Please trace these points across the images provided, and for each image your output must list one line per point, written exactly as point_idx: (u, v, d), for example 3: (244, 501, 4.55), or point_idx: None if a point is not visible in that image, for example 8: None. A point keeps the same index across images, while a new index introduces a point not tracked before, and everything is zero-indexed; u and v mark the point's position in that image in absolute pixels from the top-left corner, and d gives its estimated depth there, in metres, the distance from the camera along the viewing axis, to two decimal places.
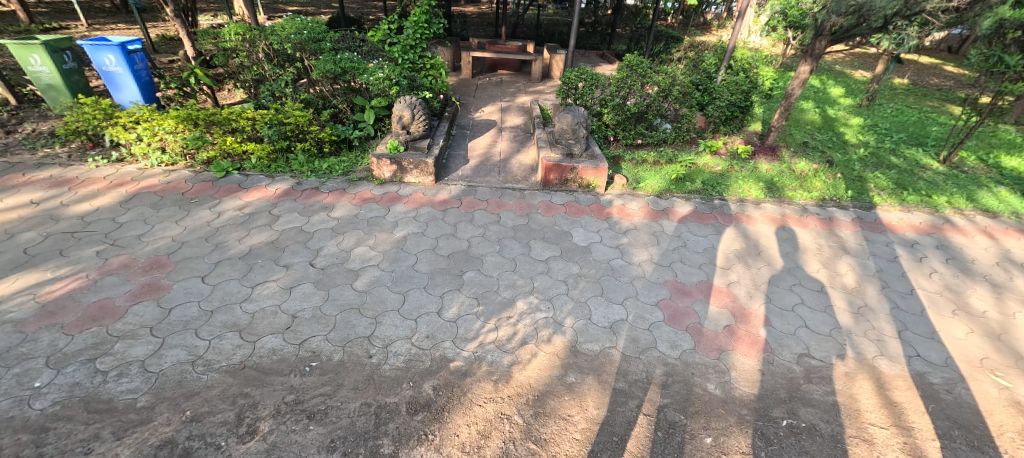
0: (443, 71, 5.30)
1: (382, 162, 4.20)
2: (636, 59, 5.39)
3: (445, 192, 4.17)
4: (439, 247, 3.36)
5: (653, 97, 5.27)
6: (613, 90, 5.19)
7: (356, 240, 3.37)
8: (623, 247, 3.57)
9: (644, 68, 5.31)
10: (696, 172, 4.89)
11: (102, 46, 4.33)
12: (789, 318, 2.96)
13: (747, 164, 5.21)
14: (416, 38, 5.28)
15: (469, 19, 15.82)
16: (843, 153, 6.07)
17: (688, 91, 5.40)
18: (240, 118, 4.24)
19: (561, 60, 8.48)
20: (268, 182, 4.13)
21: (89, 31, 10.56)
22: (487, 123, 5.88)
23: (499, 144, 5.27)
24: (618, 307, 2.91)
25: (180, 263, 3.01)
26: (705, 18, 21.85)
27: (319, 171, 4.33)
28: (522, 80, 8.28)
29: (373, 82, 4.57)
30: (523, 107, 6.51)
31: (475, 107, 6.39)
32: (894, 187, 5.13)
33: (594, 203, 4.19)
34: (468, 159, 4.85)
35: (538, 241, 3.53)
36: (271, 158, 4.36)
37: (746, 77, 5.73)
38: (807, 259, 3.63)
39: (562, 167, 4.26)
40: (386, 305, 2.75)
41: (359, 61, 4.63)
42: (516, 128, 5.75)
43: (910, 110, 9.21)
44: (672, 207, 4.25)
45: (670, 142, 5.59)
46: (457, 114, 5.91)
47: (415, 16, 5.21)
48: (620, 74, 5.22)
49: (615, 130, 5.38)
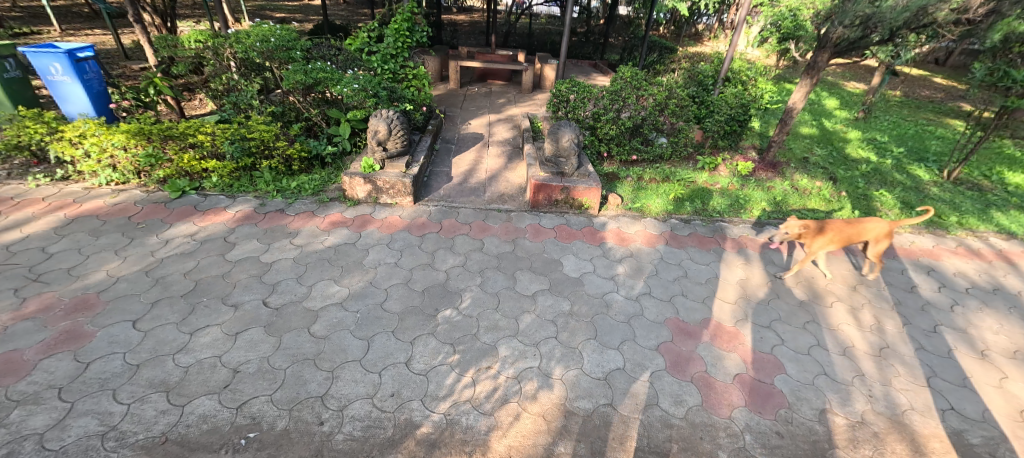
0: (426, 81, 4.99)
1: (355, 181, 3.83)
2: (630, 70, 5.12)
3: (424, 214, 3.81)
4: (413, 280, 3.00)
5: (649, 110, 4.98)
6: (606, 103, 4.89)
7: (320, 273, 2.99)
8: (618, 278, 3.23)
9: (639, 80, 5.03)
10: (694, 191, 4.60)
11: (47, 53, 3.95)
12: (806, 364, 2.63)
13: (748, 182, 4.95)
14: (396, 47, 4.96)
15: (462, 28, 15.61)
16: (845, 169, 5.85)
17: (685, 104, 5.13)
18: (198, 133, 3.85)
19: (552, 71, 8.23)
20: (228, 203, 3.75)
21: (62, 37, 10.14)
22: (474, 137, 5.55)
23: (485, 160, 4.94)
24: (614, 353, 2.55)
25: (111, 303, 2.61)
26: (698, 29, 21.93)
27: (286, 191, 3.97)
28: (512, 90, 8.01)
29: (347, 94, 4.20)
30: (512, 119, 6.20)
31: (462, 119, 6.07)
32: (902, 206, 4.88)
33: (586, 226, 3.87)
34: (451, 176, 4.52)
35: (524, 272, 3.19)
36: (234, 177, 3.99)
37: (744, 90, 5.49)
38: (819, 291, 3.32)
39: (552, 187, 3.93)
40: (346, 355, 2.38)
41: (333, 71, 4.28)
42: (505, 143, 5.44)
43: (906, 123, 9.11)
44: (669, 231, 3.94)
45: (667, 158, 5.30)
46: (442, 128, 5.59)
47: (395, 23, 4.92)
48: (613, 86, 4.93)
49: (609, 145, 5.08)
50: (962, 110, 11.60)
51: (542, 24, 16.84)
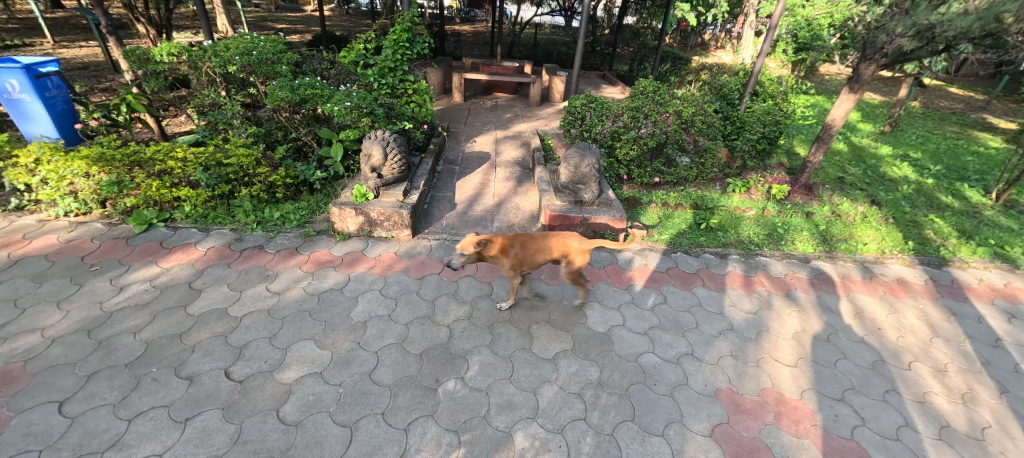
0: (428, 97, 4.55)
1: (345, 213, 3.35)
2: (651, 84, 4.65)
3: (424, 251, 3.32)
4: (410, 340, 2.50)
5: (673, 128, 4.52)
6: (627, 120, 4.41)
7: (298, 329, 2.50)
8: (653, 332, 2.72)
9: (661, 95, 4.57)
10: (727, 220, 4.12)
11: (3, 69, 3.53)
12: (899, 454, 2.10)
13: (784, 207, 4.49)
14: (395, 59, 4.51)
15: (465, 39, 15.31)
16: (885, 190, 5.37)
17: (712, 122, 4.67)
18: (168, 158, 3.39)
19: (562, 83, 7.80)
20: (200, 238, 3.29)
21: (54, 49, 9.85)
22: (479, 157, 5.09)
23: (493, 184, 4.47)
24: (660, 442, 2.04)
25: (39, 375, 2.12)
26: (705, 39, 21.60)
27: (268, 222, 3.50)
28: (519, 103, 7.58)
29: (338, 112, 3.71)
30: (521, 136, 5.75)
31: (466, 136, 5.62)
32: (958, 234, 4.38)
33: (610, 264, 3.38)
34: (455, 203, 4.05)
35: (542, 326, 2.68)
36: (209, 206, 3.53)
37: (775, 105, 5.03)
38: (890, 347, 2.80)
39: (570, 219, 3.44)
40: (322, 451, 1.87)
41: (323, 87, 3.81)
42: (514, 163, 4.97)
43: (935, 136, 8.62)
44: (705, 269, 3.44)
45: (692, 179, 4.82)
46: (444, 147, 5.14)
47: (394, 34, 4.48)
48: (633, 102, 4.47)
49: (629, 167, 4.57)
50: (987, 122, 11.14)
51: (547, 34, 16.52)
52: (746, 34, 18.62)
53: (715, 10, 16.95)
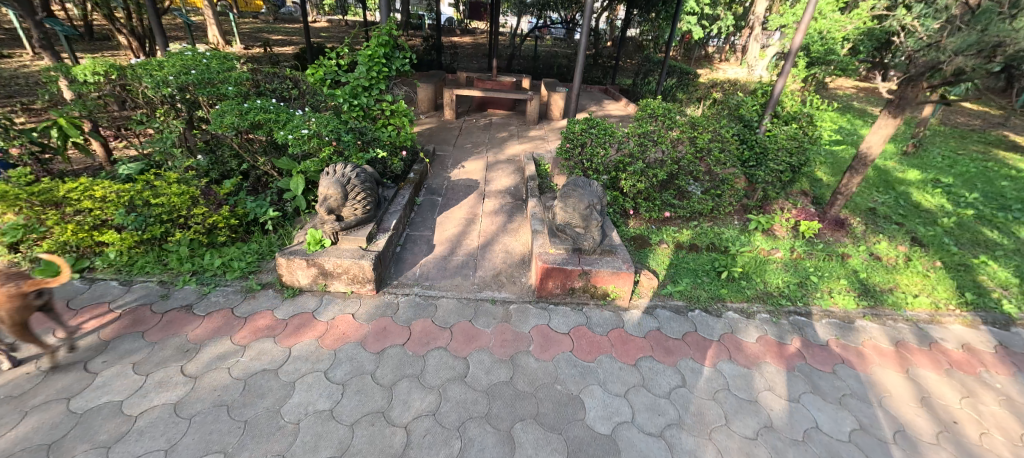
0: (406, 120, 4.03)
1: (294, 264, 2.77)
2: (660, 106, 4.10)
3: (389, 312, 2.74)
4: (352, 451, 1.90)
5: (686, 156, 3.95)
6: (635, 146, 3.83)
7: (207, 435, 1.91)
8: (672, 434, 2.11)
9: (672, 119, 4.02)
10: (751, 265, 3.53)
11: None
12: None
13: (814, 248, 3.91)
14: (370, 77, 3.97)
15: (464, 52, 14.91)
16: (923, 224, 4.78)
17: (730, 149, 4.11)
18: (86, 196, 2.83)
19: (561, 99, 7.29)
20: (119, 295, 2.73)
21: (34, 61, 9.45)
22: (466, 185, 4.53)
23: (480, 219, 3.91)
24: None
25: None
26: (711, 52, 21.20)
27: (206, 272, 2.94)
28: (516, 121, 7.06)
29: (293, 141, 3.13)
30: (515, 160, 5.20)
31: (454, 160, 5.07)
32: (1018, 282, 3.78)
33: (614, 328, 2.78)
34: (432, 246, 3.47)
35: (528, 426, 2.08)
36: (137, 252, 2.97)
37: (800, 129, 4.47)
38: (976, 452, 2.19)
39: (566, 272, 2.85)
40: None
41: (279, 111, 3.25)
42: (505, 193, 4.41)
43: (961, 157, 8.07)
44: (731, 334, 2.84)
45: (707, 213, 4.24)
46: (428, 174, 4.59)
47: (369, 48, 3.95)
48: (642, 126, 3.91)
49: (635, 201, 4.00)
50: (1010, 140, 10.60)
51: (548, 47, 16.12)
52: (752, 48, 18.19)
53: (721, 23, 16.53)
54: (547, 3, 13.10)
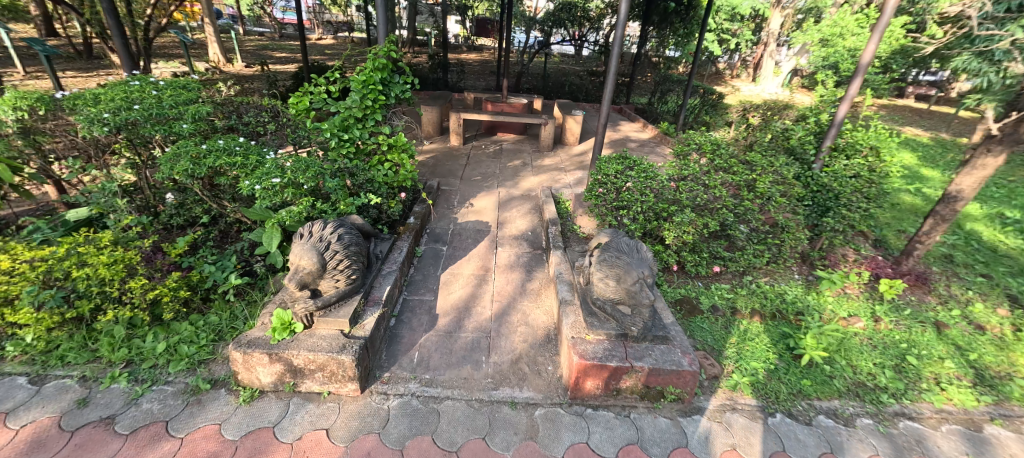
0: (405, 157, 3.42)
1: (253, 359, 2.10)
2: (706, 140, 3.47)
3: (376, 425, 2.05)
4: None
5: (743, 201, 3.27)
6: (681, 190, 3.19)
7: None
8: None
9: (723, 156, 3.37)
10: (834, 343, 2.81)
11: None
12: None
13: (900, 314, 3.21)
14: (364, 107, 3.37)
15: (472, 69, 14.47)
16: (1013, 276, 4.06)
17: (792, 192, 3.44)
18: None
19: (578, 122, 6.68)
20: (20, 400, 2.06)
21: (22, 79, 8.97)
22: (475, 229, 3.88)
23: (493, 277, 3.24)
24: None
25: None
26: (724, 69, 20.75)
27: (143, 364, 2.29)
28: (529, 146, 6.45)
29: (260, 193, 2.49)
30: (531, 196, 4.56)
31: (461, 196, 4.44)
32: None
33: (677, 448, 2.06)
34: (435, 316, 2.81)
35: None
36: (56, 336, 2.32)
37: (868, 165, 3.81)
38: None
39: (611, 370, 2.16)
40: None
41: (248, 153, 2.64)
42: (522, 240, 3.75)
43: (1016, 184, 7.35)
44: (834, 455, 2.11)
45: (763, 267, 3.56)
46: (431, 215, 3.95)
47: (364, 73, 3.36)
48: (688, 166, 3.28)
49: (681, 254, 3.32)
50: None
51: (558, 64, 15.67)
52: (768, 65, 17.69)
53: (737, 39, 16.05)
54: (558, 20, 12.67)
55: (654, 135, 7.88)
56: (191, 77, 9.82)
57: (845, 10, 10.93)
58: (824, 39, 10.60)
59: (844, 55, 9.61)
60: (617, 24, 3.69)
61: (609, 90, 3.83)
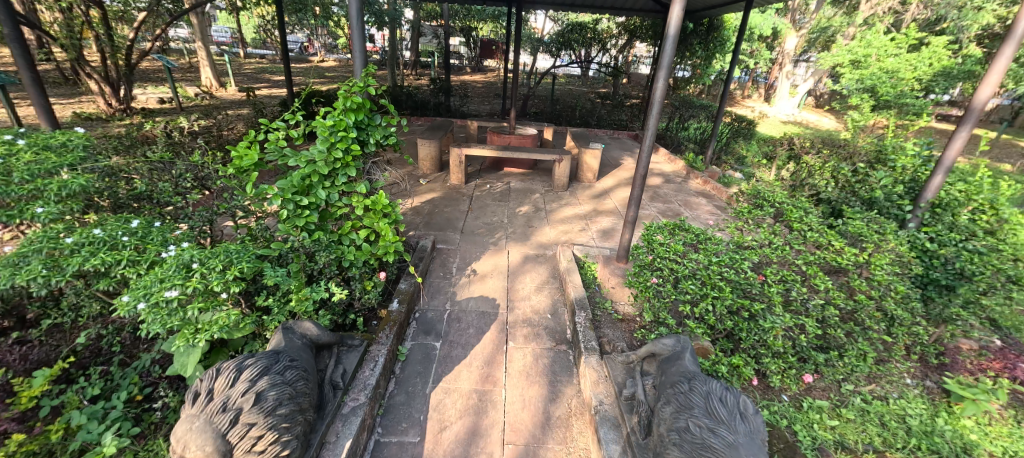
0: (385, 221, 2.61)
1: None
2: (790, 205, 2.65)
3: None
4: None
5: (862, 293, 2.28)
6: (772, 279, 2.20)
7: None
8: None
9: (818, 226, 2.48)
10: None
11: None
12: None
13: None
14: (334, 159, 2.56)
15: (475, 92, 13.87)
16: None
17: (914, 274, 2.51)
18: None
19: (596, 158, 5.81)
20: None
21: None
22: (480, 310, 3.00)
23: (504, 396, 2.33)
24: None
25: None
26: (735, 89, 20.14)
27: None
28: (541, 185, 5.63)
29: (146, 314, 1.59)
30: (550, 258, 3.69)
31: (461, 259, 3.58)
32: None
33: None
34: None
35: None
36: None
37: (999, 228, 2.88)
38: None
39: None
40: None
41: (143, 242, 1.82)
42: (541, 328, 2.85)
43: None
44: None
45: (871, 373, 2.62)
46: (422, 292, 3.08)
47: (334, 117, 2.58)
48: (774, 240, 2.37)
49: (774, 364, 2.30)
50: None
51: (565, 87, 15.09)
52: (784, 85, 17.03)
53: (752, 59, 15.44)
54: (567, 42, 12.07)
55: (680, 168, 7.07)
56: (177, 104, 9.18)
57: (875, 30, 10.25)
58: (855, 61, 9.89)
59: (882, 78, 8.85)
60: (664, 49, 2.85)
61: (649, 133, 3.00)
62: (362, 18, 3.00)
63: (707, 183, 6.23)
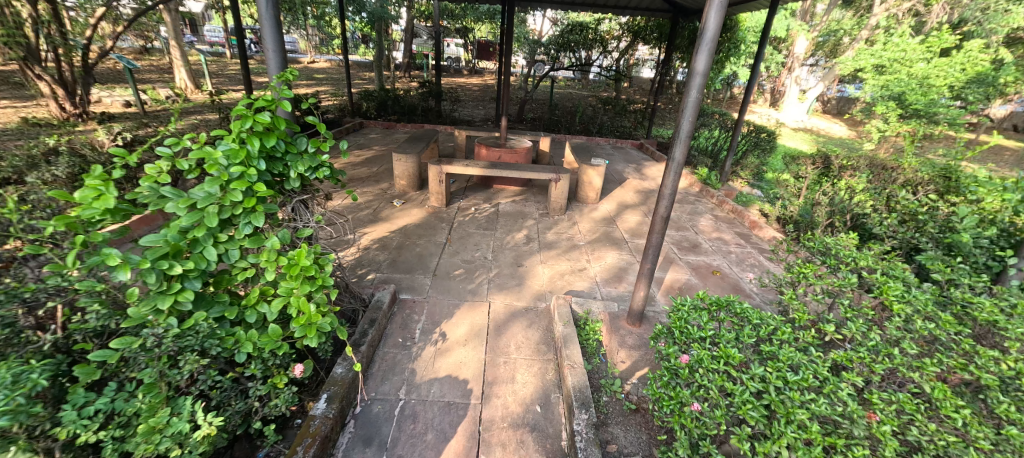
0: (303, 295, 1.85)
1: None
2: (879, 273, 1.87)
3: None
4: None
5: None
6: (885, 406, 1.34)
7: None
8: None
9: (928, 306, 1.70)
10: None
11: None
12: None
13: None
14: (228, 204, 1.78)
15: (470, 96, 13.12)
16: None
17: None
18: None
19: (599, 176, 5.04)
20: None
21: None
22: (443, 400, 2.21)
23: None
24: None
25: None
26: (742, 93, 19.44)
27: None
28: (535, 207, 4.86)
29: None
30: (543, 314, 2.92)
31: (428, 315, 2.80)
32: None
33: None
34: None
35: None
36: None
37: None
38: None
39: None
40: None
41: None
42: (528, 432, 2.07)
43: None
44: None
45: None
46: (369, 372, 2.31)
47: (230, 139, 1.78)
48: (876, 335, 1.56)
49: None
50: None
51: (565, 91, 14.39)
52: (793, 90, 16.35)
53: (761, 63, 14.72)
54: (567, 43, 11.31)
55: (692, 184, 6.33)
56: (139, 108, 8.42)
57: (901, 32, 9.52)
58: (879, 66, 9.14)
59: (912, 84, 8.11)
60: (698, 54, 2.05)
61: (674, 167, 2.22)
62: (277, 17, 2.25)
63: (724, 203, 5.47)
